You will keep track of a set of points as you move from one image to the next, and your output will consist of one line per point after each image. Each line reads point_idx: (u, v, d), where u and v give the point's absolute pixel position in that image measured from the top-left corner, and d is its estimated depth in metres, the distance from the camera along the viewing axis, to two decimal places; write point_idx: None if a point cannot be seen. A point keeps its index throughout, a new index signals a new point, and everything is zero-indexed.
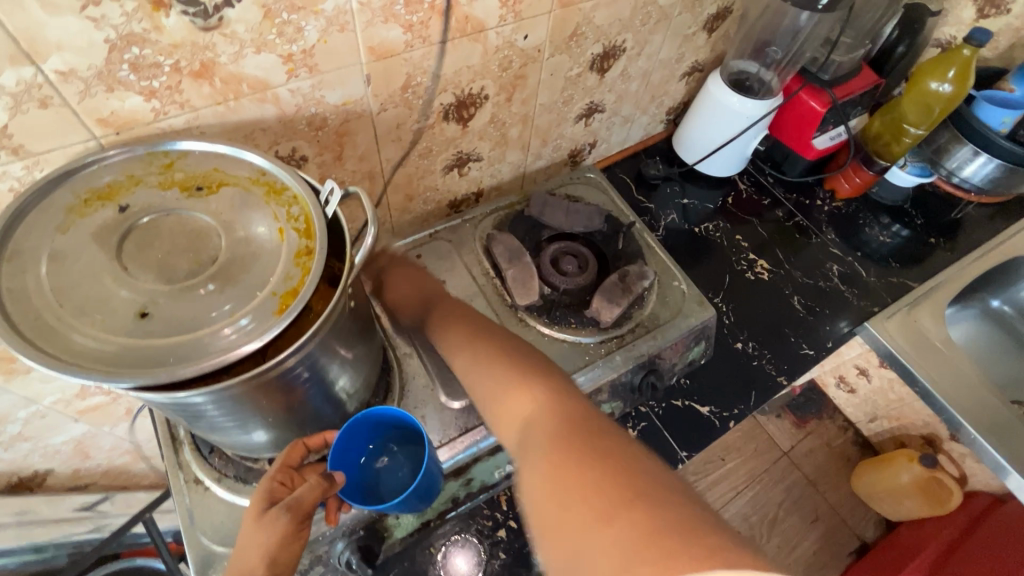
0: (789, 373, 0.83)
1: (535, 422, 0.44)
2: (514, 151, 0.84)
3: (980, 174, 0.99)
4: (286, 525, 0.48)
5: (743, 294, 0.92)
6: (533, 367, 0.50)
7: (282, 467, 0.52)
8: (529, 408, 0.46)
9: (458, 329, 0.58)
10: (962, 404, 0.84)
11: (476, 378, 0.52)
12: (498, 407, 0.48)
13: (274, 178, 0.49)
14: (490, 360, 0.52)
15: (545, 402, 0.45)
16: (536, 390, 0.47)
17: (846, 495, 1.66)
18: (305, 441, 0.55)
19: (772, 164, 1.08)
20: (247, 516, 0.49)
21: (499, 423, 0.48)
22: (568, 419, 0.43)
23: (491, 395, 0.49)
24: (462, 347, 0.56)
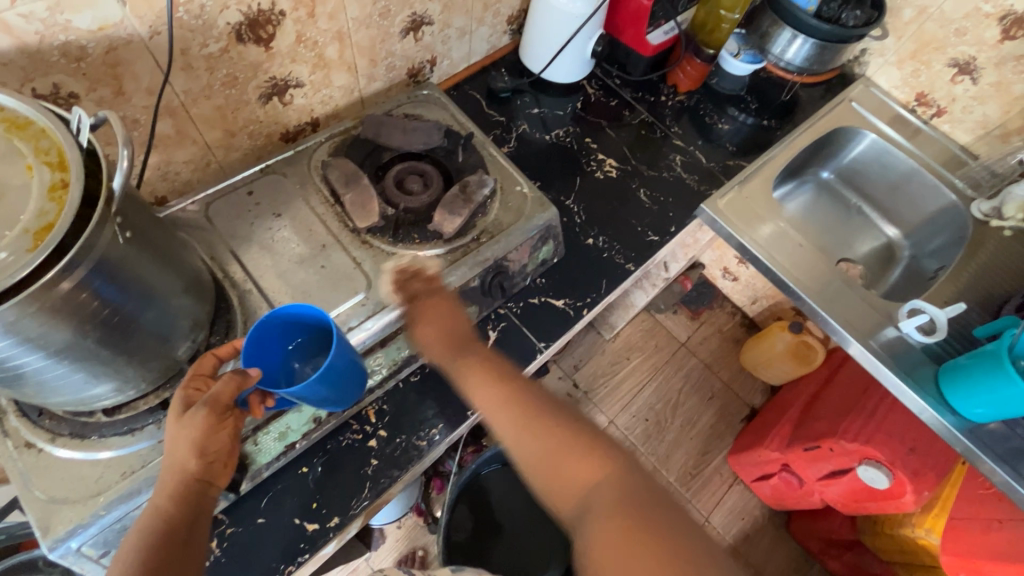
0: (636, 260, 0.90)
1: (597, 495, 0.47)
2: (339, 73, 0.81)
3: (800, 54, 1.06)
4: (205, 418, 0.50)
5: (593, 193, 0.96)
6: (594, 435, 0.51)
7: (194, 376, 0.54)
8: (587, 481, 0.48)
9: (495, 389, 0.57)
10: (786, 267, 0.95)
11: (523, 444, 0.52)
12: (558, 480, 0.50)
13: (16, 113, 0.46)
14: (535, 435, 0.52)
15: (610, 475, 0.48)
16: (595, 459, 0.49)
17: (737, 371, 1.84)
18: (216, 352, 0.55)
19: (617, 65, 1.10)
20: (168, 418, 0.51)
21: (516, 443, 0.53)
22: (632, 493, 0.46)
23: (552, 467, 0.50)
24: (501, 416, 0.55)
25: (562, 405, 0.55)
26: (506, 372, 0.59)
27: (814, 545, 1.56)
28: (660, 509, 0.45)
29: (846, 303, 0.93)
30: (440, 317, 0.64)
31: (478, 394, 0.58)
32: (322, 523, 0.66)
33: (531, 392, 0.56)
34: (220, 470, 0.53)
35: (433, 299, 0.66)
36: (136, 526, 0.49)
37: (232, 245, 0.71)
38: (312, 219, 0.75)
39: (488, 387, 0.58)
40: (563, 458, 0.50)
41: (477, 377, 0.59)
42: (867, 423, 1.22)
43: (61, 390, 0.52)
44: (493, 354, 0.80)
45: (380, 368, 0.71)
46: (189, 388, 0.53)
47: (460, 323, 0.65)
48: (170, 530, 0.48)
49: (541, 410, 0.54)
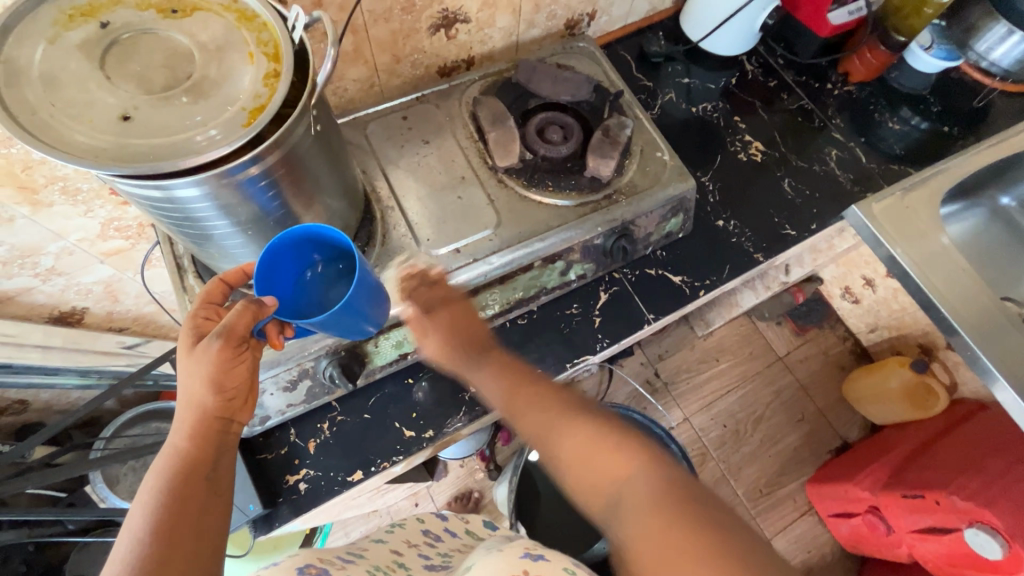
0: (766, 251, 0.85)
1: (632, 492, 0.44)
2: (504, 14, 0.82)
3: (1011, 55, 0.93)
4: (220, 350, 0.48)
5: (731, 175, 0.91)
6: (618, 432, 0.48)
7: (204, 304, 0.53)
8: (617, 476, 0.46)
9: (529, 394, 0.54)
10: (945, 296, 0.84)
11: (558, 441, 0.49)
12: (591, 482, 0.47)
13: (245, 6, 0.51)
14: (560, 426, 0.50)
15: (645, 474, 0.45)
16: (626, 450, 0.47)
17: (835, 400, 1.71)
18: (224, 277, 0.54)
19: (784, 44, 1.02)
20: (180, 354, 0.50)
21: (537, 433, 0.51)
22: (673, 489, 0.43)
23: (584, 465, 0.47)
24: (528, 409, 0.53)
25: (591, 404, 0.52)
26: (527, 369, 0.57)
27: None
28: (703, 506, 0.42)
29: (1009, 346, 0.82)
30: (448, 321, 0.60)
31: (512, 398, 0.55)
32: (418, 432, 0.72)
33: (561, 394, 0.54)
34: (239, 406, 0.53)
35: (449, 293, 0.61)
36: (153, 467, 0.48)
37: (383, 165, 0.77)
38: (456, 151, 0.78)
39: (522, 393, 0.55)
40: (588, 451, 0.47)
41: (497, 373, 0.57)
42: (988, 484, 1.09)
43: (234, 256, 0.59)
44: (600, 316, 0.81)
45: (493, 304, 0.74)
46: (197, 321, 0.52)
47: (470, 320, 0.61)
48: (194, 467, 0.48)
49: (573, 408, 0.52)
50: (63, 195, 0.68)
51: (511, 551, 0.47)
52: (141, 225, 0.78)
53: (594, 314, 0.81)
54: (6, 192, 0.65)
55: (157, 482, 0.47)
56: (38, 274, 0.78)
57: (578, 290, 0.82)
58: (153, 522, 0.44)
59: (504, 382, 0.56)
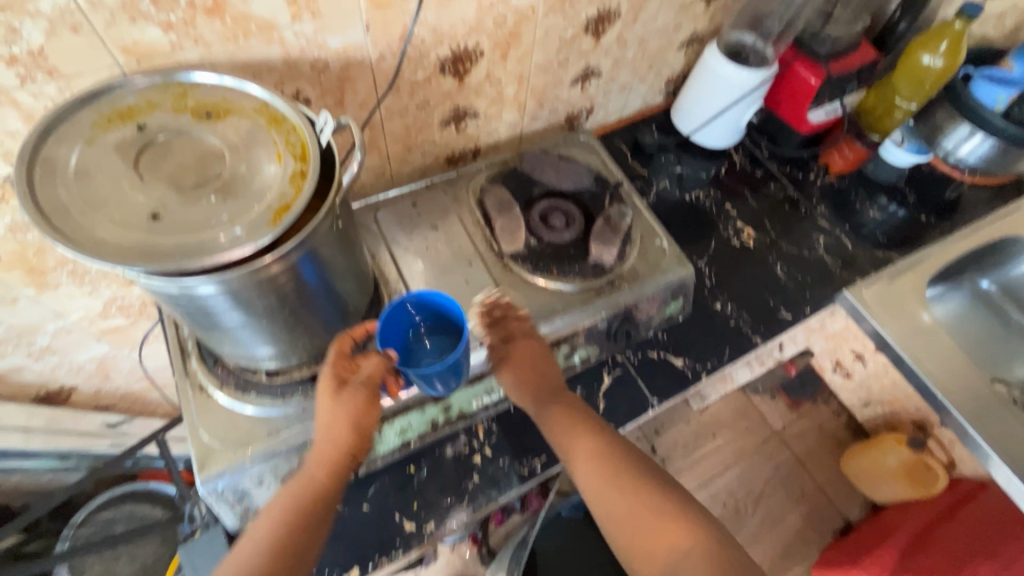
0: (764, 334, 0.87)
1: (687, 568, 0.52)
2: (510, 110, 0.88)
3: (976, 152, 0.99)
4: (364, 399, 0.57)
5: (726, 259, 0.95)
6: (674, 503, 0.56)
7: (338, 358, 0.58)
8: (675, 553, 0.53)
9: (592, 443, 0.61)
10: (939, 378, 0.86)
11: (614, 503, 0.57)
12: (642, 547, 0.54)
13: (275, 110, 0.54)
14: (628, 498, 0.57)
15: (698, 552, 0.52)
16: (689, 531, 0.54)
17: (834, 476, 1.68)
18: (352, 333, 0.59)
19: (767, 137, 1.09)
20: (323, 397, 0.56)
21: (602, 498, 0.58)
22: (723, 572, 0.51)
23: (642, 537, 0.54)
24: (595, 470, 0.59)
25: (648, 467, 0.60)
26: (592, 425, 0.63)
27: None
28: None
29: (1002, 428, 0.83)
30: (527, 365, 0.65)
31: (573, 445, 0.62)
32: (418, 525, 0.69)
33: (622, 453, 0.61)
34: (364, 447, 0.59)
35: (524, 341, 0.66)
36: (293, 486, 0.56)
37: (392, 249, 0.79)
38: (462, 235, 0.81)
39: (587, 439, 0.61)
40: (649, 528, 0.54)
41: (572, 433, 0.62)
42: None
43: (244, 343, 0.59)
44: (604, 400, 0.80)
45: (498, 389, 0.73)
46: (339, 368, 0.57)
47: (551, 368, 0.66)
48: (321, 498, 0.56)
49: (630, 466, 0.59)
50: (71, 276, 0.68)
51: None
52: (144, 304, 0.78)
53: (598, 398, 0.81)
54: (13, 274, 0.64)
55: (284, 513, 0.55)
56: (32, 352, 0.76)
57: (582, 372, 0.82)
58: (280, 547, 0.53)
59: (565, 430, 0.63)
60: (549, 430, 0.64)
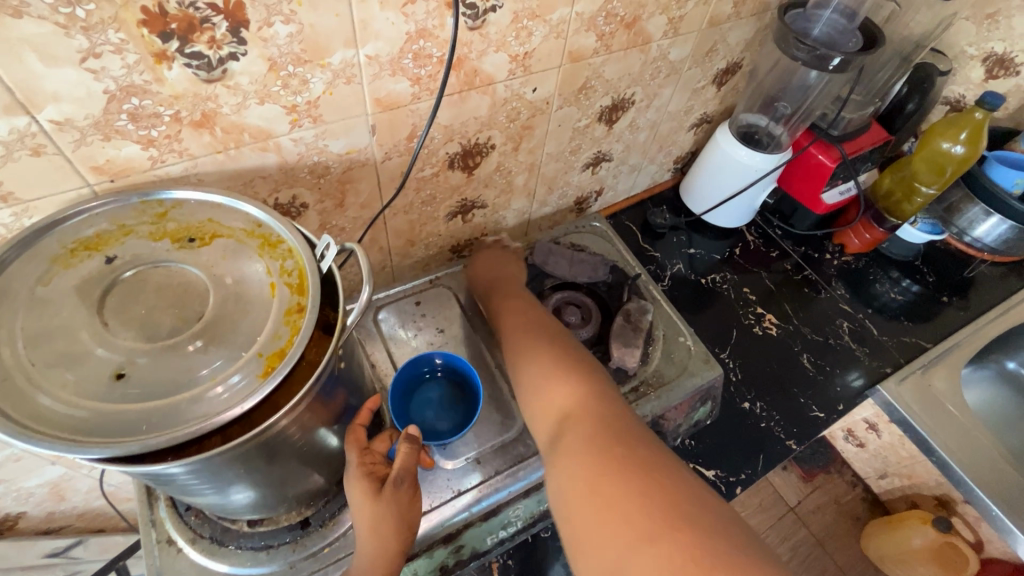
0: (798, 437, 0.80)
1: (571, 420, 0.52)
2: (519, 198, 0.83)
3: (992, 233, 0.96)
4: (408, 493, 0.53)
5: (750, 352, 0.89)
6: (580, 367, 0.58)
7: (359, 452, 0.54)
8: (566, 408, 0.54)
9: (520, 319, 0.67)
10: (984, 482, 0.79)
11: (525, 366, 0.60)
12: (539, 402, 0.57)
13: (270, 230, 0.48)
14: (534, 360, 0.60)
15: (591, 405, 0.53)
16: (581, 394, 0.55)
17: (855, 556, 1.59)
18: (359, 420, 0.55)
19: (780, 216, 1.06)
20: (364, 500, 0.50)
21: (514, 360, 0.62)
22: (605, 425, 0.51)
23: (538, 394, 0.57)
24: (514, 339, 0.64)
25: (567, 343, 0.63)
26: (531, 308, 0.68)
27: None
28: (627, 433, 0.50)
29: None
30: (489, 261, 0.77)
31: (505, 325, 0.68)
32: None
33: (542, 328, 0.65)
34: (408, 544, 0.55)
35: (486, 246, 0.79)
36: None
37: (394, 355, 0.71)
38: (472, 338, 0.74)
39: (515, 318, 0.67)
40: (547, 390, 0.57)
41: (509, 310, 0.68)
42: None
43: (220, 498, 0.50)
44: None
45: (515, 521, 0.65)
46: (367, 467, 0.53)
47: (514, 269, 0.77)
48: None
49: (543, 336, 0.63)
50: None
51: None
52: None
53: None
54: None
55: None
56: None
57: None
58: None
59: (501, 311, 0.69)
60: (495, 308, 0.71)
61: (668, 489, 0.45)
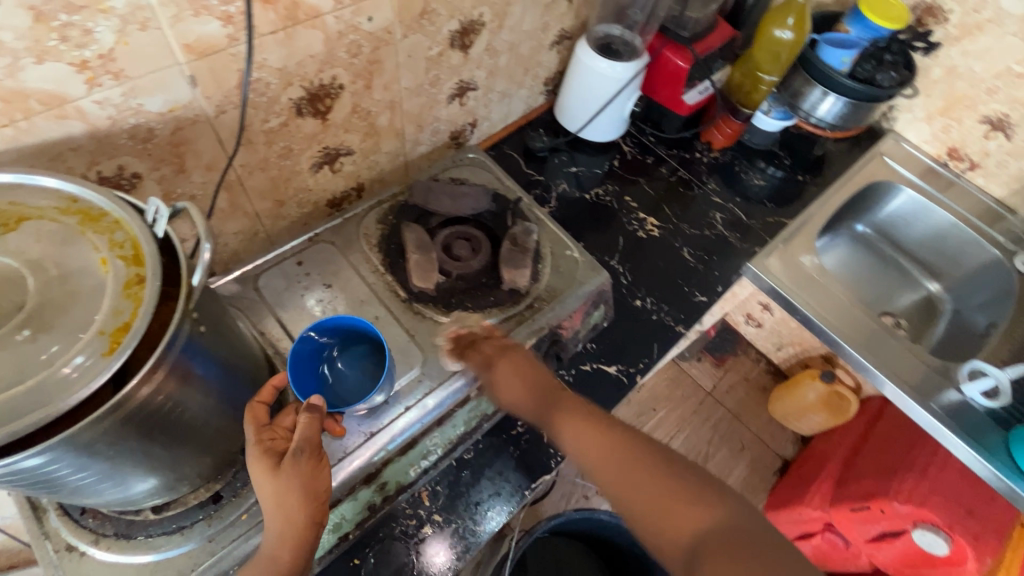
0: (685, 321, 0.88)
1: (711, 551, 0.45)
2: (388, 139, 0.80)
3: (832, 111, 1.06)
4: (310, 462, 0.50)
5: (638, 254, 0.95)
6: (690, 476, 0.50)
7: (258, 431, 0.51)
8: (698, 528, 0.46)
9: (597, 436, 0.56)
10: (836, 325, 0.93)
11: (635, 497, 0.51)
12: (661, 522, 0.48)
13: (90, 204, 0.44)
14: (641, 478, 0.51)
15: (725, 531, 0.46)
16: (709, 508, 0.47)
17: (765, 421, 1.79)
18: (260, 399, 0.53)
19: (651, 123, 1.11)
20: (260, 473, 0.48)
21: (608, 473, 0.53)
22: (754, 553, 0.43)
23: (655, 513, 0.49)
24: (604, 455, 0.54)
25: (660, 449, 0.54)
26: (603, 414, 0.59)
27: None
28: (774, 552, 0.44)
29: (898, 359, 0.91)
30: (513, 372, 0.64)
31: (581, 442, 0.57)
32: None
33: (630, 439, 0.55)
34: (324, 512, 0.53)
35: (508, 351, 0.65)
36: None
37: (284, 320, 0.69)
38: (362, 288, 0.73)
39: (593, 430, 0.57)
40: (672, 515, 0.48)
41: (579, 421, 0.58)
42: (918, 483, 1.16)
43: (113, 492, 0.47)
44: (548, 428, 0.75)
45: (434, 450, 0.68)
46: (265, 442, 0.50)
47: (539, 372, 0.64)
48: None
49: (636, 448, 0.54)
50: None
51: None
52: None
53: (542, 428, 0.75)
54: None
55: None
56: None
57: None
58: None
59: (566, 424, 0.59)
60: (556, 424, 0.60)
61: None
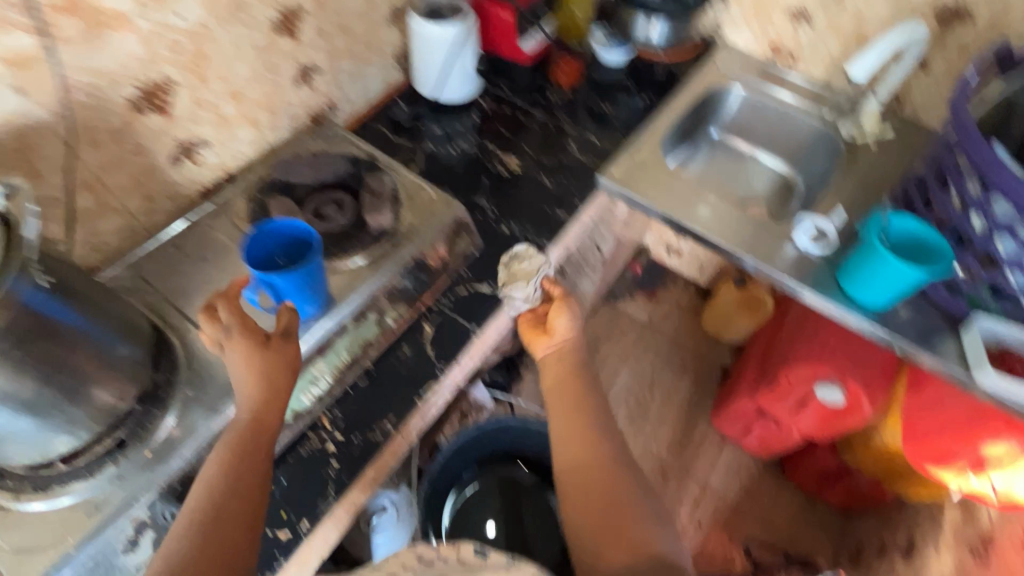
0: (549, 236, 0.99)
1: (644, 572, 0.67)
2: (243, 127, 0.89)
3: (660, 33, 1.21)
4: (294, 349, 0.68)
5: (502, 189, 1.05)
6: (614, 456, 0.76)
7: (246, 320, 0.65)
8: (603, 480, 0.73)
9: (568, 405, 0.79)
10: (689, 215, 1.03)
11: (566, 448, 0.76)
12: (584, 480, 0.74)
13: None
14: (581, 444, 0.76)
15: (652, 568, 0.68)
16: (622, 488, 0.73)
17: (702, 338, 1.91)
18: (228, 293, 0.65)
19: (504, 77, 1.21)
20: (240, 347, 0.63)
21: (565, 441, 0.76)
22: None
23: (577, 464, 0.75)
24: (567, 421, 0.77)
25: (599, 415, 0.79)
26: (574, 386, 0.80)
27: (836, 497, 1.52)
28: None
29: (747, 231, 1.01)
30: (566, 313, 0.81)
31: (558, 418, 0.78)
32: (292, 528, 0.69)
33: (592, 421, 0.77)
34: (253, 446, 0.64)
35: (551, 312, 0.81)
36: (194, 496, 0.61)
37: (168, 296, 0.78)
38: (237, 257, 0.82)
39: (564, 400, 0.79)
40: (584, 461, 0.75)
41: (557, 387, 0.80)
42: (811, 346, 1.28)
43: (19, 437, 0.57)
44: (431, 345, 0.85)
45: (322, 377, 0.76)
46: (248, 329, 0.64)
47: (571, 335, 0.82)
48: (226, 512, 0.60)
49: (587, 420, 0.77)
50: None
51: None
52: None
53: (426, 346, 0.85)
54: None
55: (196, 517, 0.60)
56: None
57: (403, 331, 0.86)
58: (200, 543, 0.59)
59: (550, 392, 0.80)
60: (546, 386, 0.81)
61: None
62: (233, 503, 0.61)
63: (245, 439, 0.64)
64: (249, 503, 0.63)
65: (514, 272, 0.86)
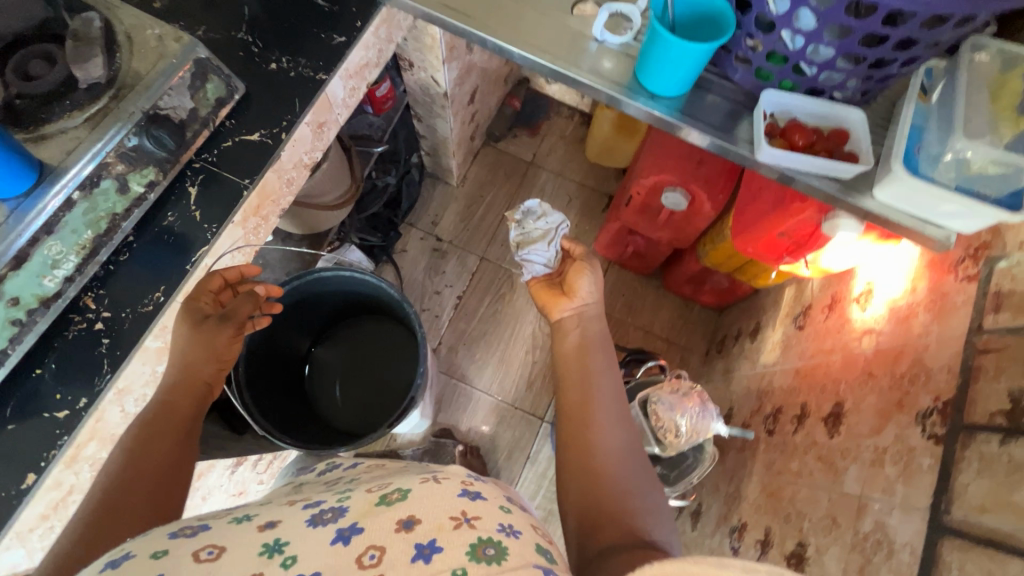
0: (325, 68, 0.87)
1: (599, 447, 0.76)
2: None
3: None
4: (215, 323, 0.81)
5: (267, 17, 0.90)
6: (617, 415, 0.80)
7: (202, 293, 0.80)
8: (586, 386, 0.82)
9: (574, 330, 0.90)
10: (487, 25, 0.90)
11: (562, 351, 0.89)
12: (568, 378, 0.84)
13: None
14: (577, 354, 0.87)
15: (615, 447, 0.76)
16: (602, 390, 0.81)
17: (588, 168, 1.86)
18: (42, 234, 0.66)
19: None
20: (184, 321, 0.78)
21: (562, 349, 0.89)
22: (622, 474, 0.73)
23: (567, 365, 0.86)
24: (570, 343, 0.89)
25: (607, 374, 0.85)
26: (588, 339, 0.89)
27: (709, 298, 1.63)
28: (628, 473, 0.74)
29: (550, 33, 0.90)
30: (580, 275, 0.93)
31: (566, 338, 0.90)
32: (71, 407, 0.70)
33: (591, 344, 0.88)
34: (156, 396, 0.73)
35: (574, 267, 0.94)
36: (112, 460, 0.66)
37: None
38: None
39: (577, 347, 0.88)
40: (573, 367, 0.85)
41: (566, 339, 0.90)
42: (656, 155, 1.25)
43: None
44: (197, 208, 0.79)
45: (65, 258, 0.71)
46: (198, 304, 0.79)
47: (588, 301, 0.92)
48: (140, 455, 0.67)
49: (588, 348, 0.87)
50: None
51: (447, 485, 0.55)
52: None
53: (191, 210, 0.79)
54: None
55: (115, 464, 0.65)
56: None
57: (163, 198, 0.79)
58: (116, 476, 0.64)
59: (559, 339, 0.91)
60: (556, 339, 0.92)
61: (630, 518, 0.69)
62: (145, 474, 0.66)
63: (159, 415, 0.72)
64: (154, 459, 0.68)
65: (530, 233, 0.98)
